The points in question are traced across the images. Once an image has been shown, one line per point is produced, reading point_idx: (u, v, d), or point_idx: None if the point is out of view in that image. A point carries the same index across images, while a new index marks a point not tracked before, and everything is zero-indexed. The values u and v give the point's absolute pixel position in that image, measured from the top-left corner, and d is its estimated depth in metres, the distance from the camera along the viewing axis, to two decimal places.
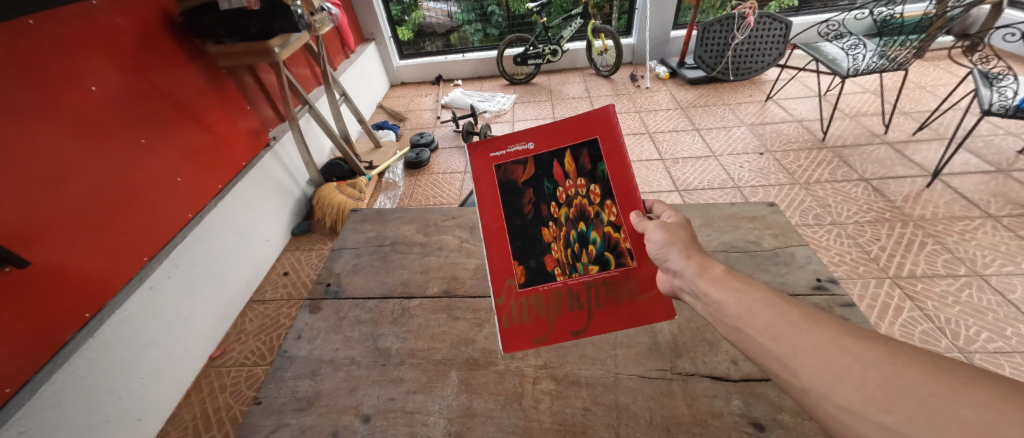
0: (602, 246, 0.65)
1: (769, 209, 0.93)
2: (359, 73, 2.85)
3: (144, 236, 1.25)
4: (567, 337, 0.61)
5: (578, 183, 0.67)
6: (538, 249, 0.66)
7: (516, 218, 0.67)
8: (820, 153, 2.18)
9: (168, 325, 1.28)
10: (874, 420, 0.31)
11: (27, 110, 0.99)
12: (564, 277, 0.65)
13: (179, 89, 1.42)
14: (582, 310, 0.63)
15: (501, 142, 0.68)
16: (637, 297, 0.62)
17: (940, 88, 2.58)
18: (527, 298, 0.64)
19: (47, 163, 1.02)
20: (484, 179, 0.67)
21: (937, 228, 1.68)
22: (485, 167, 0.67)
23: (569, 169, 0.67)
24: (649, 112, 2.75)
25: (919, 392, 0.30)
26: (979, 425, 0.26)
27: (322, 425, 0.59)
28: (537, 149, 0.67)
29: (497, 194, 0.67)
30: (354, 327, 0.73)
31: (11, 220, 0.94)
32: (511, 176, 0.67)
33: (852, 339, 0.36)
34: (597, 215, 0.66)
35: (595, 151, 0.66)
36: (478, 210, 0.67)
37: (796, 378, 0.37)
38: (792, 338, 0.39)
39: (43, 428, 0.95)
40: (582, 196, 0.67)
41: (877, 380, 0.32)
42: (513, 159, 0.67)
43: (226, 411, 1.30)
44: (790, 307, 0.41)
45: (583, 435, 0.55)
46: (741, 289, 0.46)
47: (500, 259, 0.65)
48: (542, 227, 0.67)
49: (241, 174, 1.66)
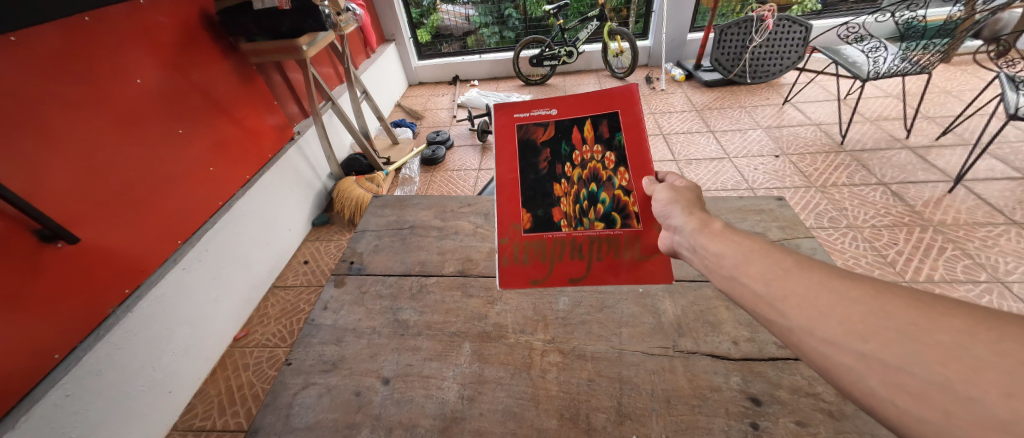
0: (610, 207, 0.69)
1: (777, 203, 0.95)
2: (379, 71, 2.94)
3: (180, 220, 1.33)
4: (564, 282, 0.67)
5: (594, 149, 0.70)
6: (548, 201, 0.71)
7: (530, 172, 0.72)
8: (838, 157, 2.16)
9: (197, 305, 1.36)
10: (851, 348, 0.33)
11: (77, 101, 1.07)
12: (569, 228, 0.70)
13: (213, 83, 1.51)
14: (582, 260, 0.67)
15: (526, 105, 0.73)
16: (638, 259, 0.66)
17: (966, 93, 2.53)
18: (531, 242, 0.70)
19: (97, 150, 1.10)
20: (505, 134, 0.73)
21: (959, 234, 1.65)
22: (508, 124, 0.73)
23: (587, 135, 0.71)
24: (664, 114, 2.76)
25: (895, 322, 0.33)
26: (951, 347, 0.29)
27: (346, 385, 0.64)
28: (559, 115, 0.72)
29: (515, 150, 0.72)
30: (375, 300, 0.79)
31: (63, 200, 1.01)
32: (531, 136, 0.73)
33: (838, 278, 0.38)
34: (609, 179, 0.70)
35: (614, 122, 0.69)
36: (495, 161, 0.72)
37: (783, 318, 0.39)
38: (782, 282, 0.41)
39: (85, 393, 1.03)
40: (597, 161, 0.70)
41: (857, 314, 0.35)
42: (535, 121, 0.72)
43: (249, 388, 1.37)
44: (782, 255, 0.44)
45: (587, 403, 0.59)
46: (739, 241, 0.48)
47: (510, 207, 0.71)
48: (554, 183, 0.72)
49: (267, 166, 1.74)
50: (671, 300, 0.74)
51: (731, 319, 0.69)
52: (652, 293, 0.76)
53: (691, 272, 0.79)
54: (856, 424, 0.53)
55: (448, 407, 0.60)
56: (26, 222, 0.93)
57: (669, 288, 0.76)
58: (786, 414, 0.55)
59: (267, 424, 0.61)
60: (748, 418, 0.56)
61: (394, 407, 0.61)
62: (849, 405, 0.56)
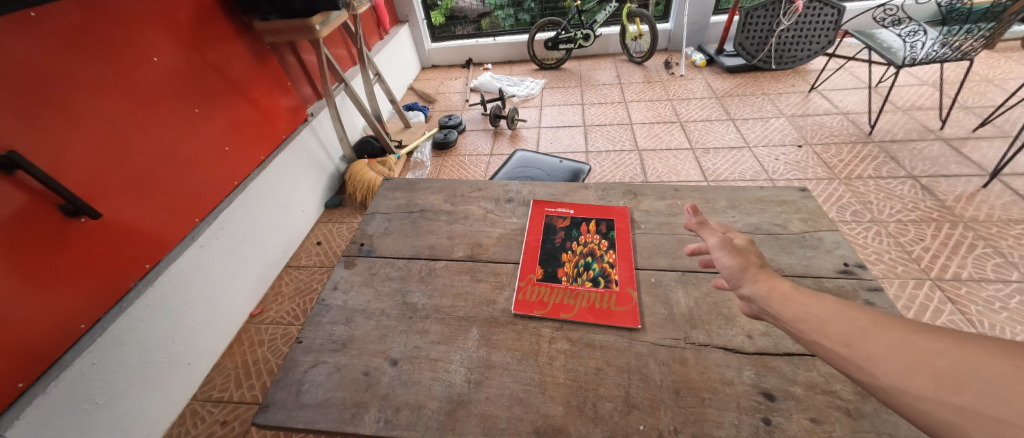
0: (598, 273, 0.77)
1: (800, 195, 0.92)
2: (392, 53, 2.91)
3: (197, 199, 1.35)
4: (557, 314, 0.70)
5: (594, 236, 0.85)
6: (554, 262, 0.80)
7: (546, 242, 0.85)
8: (865, 148, 2.07)
9: (215, 281, 1.40)
10: (948, 401, 0.35)
11: (97, 79, 1.08)
12: (567, 282, 0.76)
13: (227, 63, 1.51)
14: (573, 304, 0.71)
15: (554, 204, 0.96)
16: (613, 308, 0.70)
17: (1009, 82, 2.37)
18: (538, 288, 0.75)
19: (118, 128, 1.11)
20: (535, 217, 0.92)
21: (991, 231, 1.57)
22: (537, 212, 0.93)
23: (591, 228, 0.88)
24: (682, 101, 2.67)
25: (983, 370, 0.35)
26: None
27: (355, 364, 0.65)
28: (575, 213, 0.92)
29: (539, 226, 0.89)
30: (384, 282, 0.79)
31: (86, 175, 1.03)
32: (552, 222, 0.90)
33: (916, 334, 0.41)
34: (602, 255, 0.81)
35: (611, 224, 0.88)
36: (524, 232, 0.88)
37: (874, 378, 0.41)
38: (864, 343, 0.43)
39: (110, 362, 1.07)
40: (594, 243, 0.84)
41: (945, 367, 0.37)
42: (558, 214, 0.92)
43: (264, 363, 1.41)
44: (858, 313, 0.46)
45: (594, 391, 0.59)
46: (808, 303, 0.50)
47: (529, 261, 0.80)
48: (562, 252, 0.82)
49: (281, 147, 1.76)
50: (683, 291, 0.72)
51: None
52: (664, 284, 0.74)
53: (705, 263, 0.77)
54: (875, 424, 0.52)
55: (455, 390, 0.60)
56: (51, 197, 0.96)
57: (683, 279, 0.74)
58: (800, 410, 0.54)
59: (279, 399, 0.62)
60: (760, 413, 0.54)
61: (401, 387, 0.61)
62: (868, 404, 0.54)
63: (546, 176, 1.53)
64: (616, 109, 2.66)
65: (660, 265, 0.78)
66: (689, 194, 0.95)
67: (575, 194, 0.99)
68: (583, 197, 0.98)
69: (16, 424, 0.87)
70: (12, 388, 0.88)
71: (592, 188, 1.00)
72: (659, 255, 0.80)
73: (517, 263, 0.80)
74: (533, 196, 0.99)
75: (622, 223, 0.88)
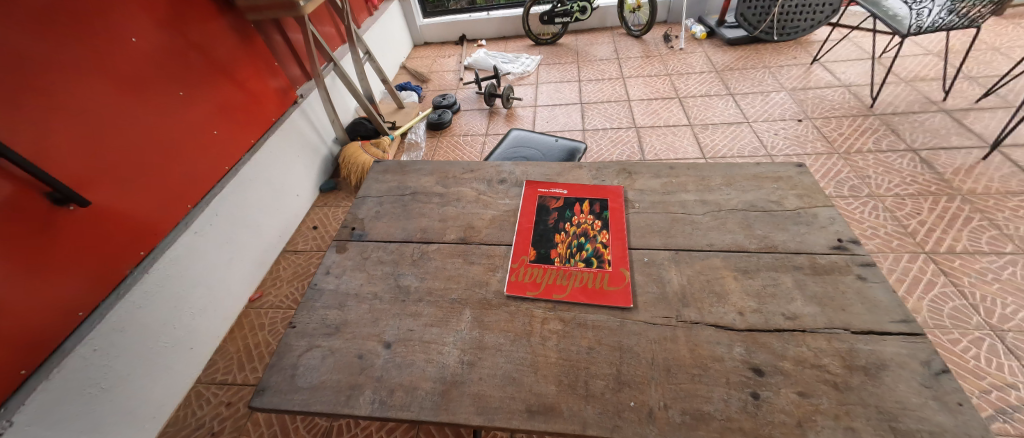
0: (592, 253, 0.76)
1: (796, 170, 0.90)
2: (381, 28, 2.81)
3: (187, 185, 1.32)
4: (549, 296, 0.70)
5: (587, 217, 0.84)
6: (547, 243, 0.79)
7: (539, 224, 0.84)
8: (866, 121, 2.04)
9: (212, 267, 1.40)
10: None
11: (74, 61, 1.03)
12: (560, 262, 0.75)
13: (209, 43, 1.45)
14: (566, 284, 0.71)
15: (547, 186, 0.94)
16: (605, 287, 0.70)
17: (1016, 50, 2.31)
18: (532, 269, 0.75)
19: (98, 113, 1.07)
20: (528, 199, 0.91)
21: (988, 204, 1.56)
22: (531, 193, 0.93)
23: (585, 208, 0.87)
24: (681, 76, 2.61)
25: None
26: None
27: (348, 348, 0.66)
28: (567, 194, 0.91)
29: (532, 208, 0.88)
30: (377, 266, 0.79)
31: (69, 162, 1.00)
32: (546, 203, 0.89)
33: None
34: (595, 235, 0.80)
35: (604, 204, 0.87)
36: (517, 215, 0.87)
37: None
38: None
39: (111, 348, 1.08)
40: (587, 223, 0.83)
41: None
42: (551, 195, 0.91)
43: (265, 346, 1.43)
44: None
45: (585, 370, 0.59)
46: None
47: (522, 244, 0.80)
48: (555, 233, 0.82)
49: (271, 130, 1.72)
50: (677, 269, 0.72)
51: (739, 289, 0.67)
52: (657, 263, 0.74)
53: (699, 241, 0.77)
54: (861, 396, 0.53)
55: (448, 371, 0.61)
56: (38, 185, 0.94)
57: (676, 258, 0.74)
58: (789, 384, 0.55)
59: (274, 383, 0.63)
60: (749, 388, 0.55)
61: (395, 369, 0.62)
62: (856, 377, 0.55)
63: (541, 155, 1.51)
64: (614, 85, 2.60)
65: (653, 244, 0.78)
66: (684, 172, 0.94)
67: (569, 174, 0.98)
68: (577, 178, 0.96)
69: (22, 410, 0.88)
70: (15, 376, 0.88)
71: (586, 168, 0.99)
72: (652, 235, 0.80)
73: (511, 245, 0.80)
74: (527, 177, 0.98)
75: (616, 203, 0.87)
